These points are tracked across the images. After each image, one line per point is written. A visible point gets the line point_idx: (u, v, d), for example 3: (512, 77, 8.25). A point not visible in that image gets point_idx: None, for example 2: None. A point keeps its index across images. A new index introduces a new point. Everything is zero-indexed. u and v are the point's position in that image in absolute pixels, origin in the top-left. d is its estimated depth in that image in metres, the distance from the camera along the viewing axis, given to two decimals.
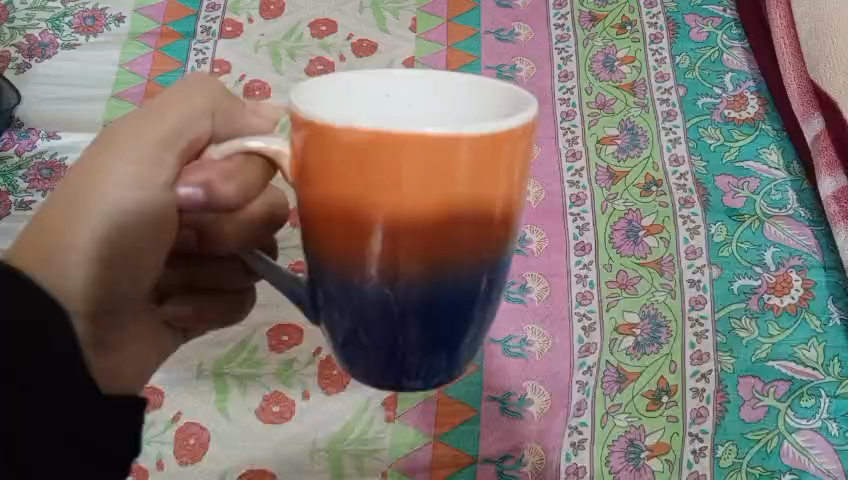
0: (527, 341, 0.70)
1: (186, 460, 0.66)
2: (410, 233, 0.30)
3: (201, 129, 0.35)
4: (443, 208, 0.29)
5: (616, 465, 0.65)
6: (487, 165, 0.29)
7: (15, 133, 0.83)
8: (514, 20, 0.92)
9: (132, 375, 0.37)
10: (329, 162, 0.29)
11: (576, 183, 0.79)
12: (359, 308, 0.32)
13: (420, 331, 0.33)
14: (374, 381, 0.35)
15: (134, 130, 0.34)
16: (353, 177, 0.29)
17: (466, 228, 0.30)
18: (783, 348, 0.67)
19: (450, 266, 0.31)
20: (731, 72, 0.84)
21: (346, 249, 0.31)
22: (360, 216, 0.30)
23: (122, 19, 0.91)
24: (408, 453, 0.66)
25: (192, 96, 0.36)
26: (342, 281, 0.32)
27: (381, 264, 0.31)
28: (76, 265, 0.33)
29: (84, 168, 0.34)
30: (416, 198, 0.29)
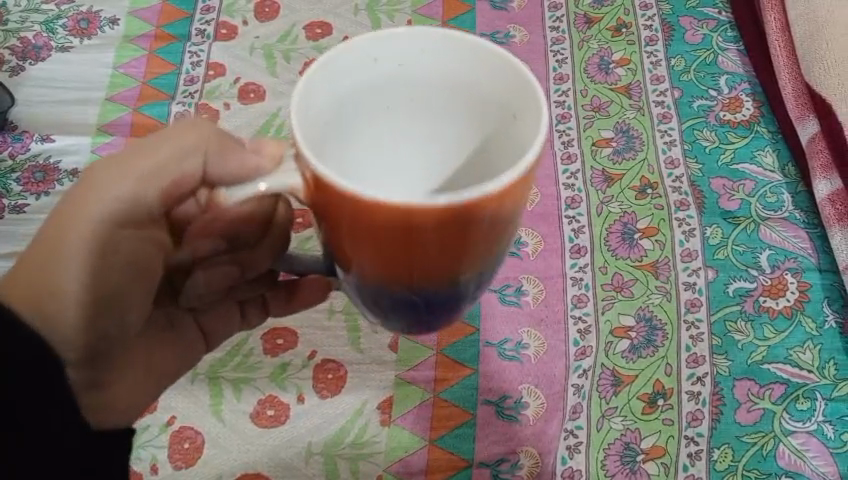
0: (522, 344, 0.70)
1: (181, 464, 0.65)
2: (422, 247, 0.32)
3: (190, 168, 0.41)
4: (456, 247, 0.32)
5: (611, 468, 0.64)
6: (498, 209, 0.32)
7: (8, 136, 0.82)
8: (508, 22, 0.91)
9: (121, 402, 0.47)
10: (349, 216, 0.32)
11: (572, 185, 0.79)
12: (374, 296, 0.36)
13: (435, 311, 0.37)
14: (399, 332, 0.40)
15: (119, 179, 0.41)
16: (374, 230, 0.32)
17: (471, 235, 0.32)
18: (779, 351, 0.68)
19: (461, 279, 0.35)
20: (726, 75, 0.84)
21: (368, 272, 0.34)
22: (373, 235, 0.32)
23: (116, 23, 0.91)
24: (403, 457, 0.65)
25: (180, 137, 0.42)
26: (360, 278, 0.35)
27: (396, 269, 0.33)
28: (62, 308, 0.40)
29: (64, 217, 0.41)
30: (432, 246, 0.32)
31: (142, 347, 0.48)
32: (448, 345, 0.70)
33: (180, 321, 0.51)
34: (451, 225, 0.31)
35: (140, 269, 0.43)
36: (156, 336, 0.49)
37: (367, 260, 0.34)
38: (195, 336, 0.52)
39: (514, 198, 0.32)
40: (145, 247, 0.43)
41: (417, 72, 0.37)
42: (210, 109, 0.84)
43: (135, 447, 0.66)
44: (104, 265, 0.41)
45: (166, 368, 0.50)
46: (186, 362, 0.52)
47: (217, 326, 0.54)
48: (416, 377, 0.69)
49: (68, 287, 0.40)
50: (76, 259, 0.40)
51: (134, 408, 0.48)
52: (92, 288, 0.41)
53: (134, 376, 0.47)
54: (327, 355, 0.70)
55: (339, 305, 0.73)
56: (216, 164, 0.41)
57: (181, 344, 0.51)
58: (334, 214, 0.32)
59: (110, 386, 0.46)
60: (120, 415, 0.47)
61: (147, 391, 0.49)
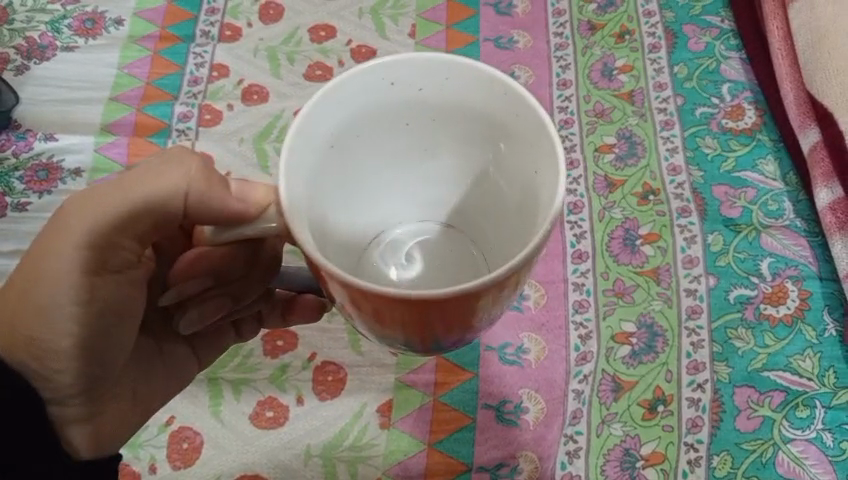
0: (523, 348, 0.70)
1: (179, 464, 0.65)
2: (430, 311, 0.36)
3: (171, 211, 0.42)
4: (458, 316, 0.37)
5: (611, 474, 0.65)
6: (499, 289, 0.36)
7: (12, 134, 0.83)
8: (513, 28, 0.91)
9: (110, 433, 0.48)
10: (362, 294, 0.36)
11: (574, 191, 0.79)
12: (385, 337, 0.40)
13: (436, 349, 0.41)
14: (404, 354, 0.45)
15: (91, 218, 0.41)
16: (385, 305, 0.36)
17: (474, 299, 0.36)
18: (779, 359, 0.68)
19: (460, 333, 0.39)
20: (728, 82, 0.84)
21: (376, 327, 0.38)
22: (383, 302, 0.36)
23: (121, 23, 0.91)
24: (402, 460, 0.65)
25: (161, 177, 0.42)
26: (371, 326, 0.39)
27: (406, 328, 0.38)
28: (43, 351, 0.43)
29: (40, 255, 0.42)
30: (437, 316, 0.36)
31: (128, 378, 0.49)
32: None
33: (172, 348, 0.53)
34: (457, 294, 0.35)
35: (118, 308, 0.45)
36: (145, 363, 0.51)
37: (377, 316, 0.37)
38: (187, 362, 0.54)
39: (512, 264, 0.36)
40: (123, 287, 0.44)
41: (433, 96, 0.41)
42: (212, 110, 0.84)
43: (135, 446, 0.66)
44: (82, 309, 0.43)
45: (153, 397, 0.51)
46: (177, 387, 0.54)
47: (208, 347, 0.55)
48: (416, 380, 0.68)
49: (46, 331, 0.42)
50: (57, 303, 0.42)
51: (122, 438, 0.50)
52: (73, 331, 0.43)
53: (117, 408, 0.49)
54: (327, 357, 0.70)
55: None
56: (196, 206, 0.41)
57: (172, 372, 0.52)
58: (345, 285, 0.36)
59: (96, 421, 0.47)
60: (109, 446, 0.49)
61: (136, 418, 0.50)
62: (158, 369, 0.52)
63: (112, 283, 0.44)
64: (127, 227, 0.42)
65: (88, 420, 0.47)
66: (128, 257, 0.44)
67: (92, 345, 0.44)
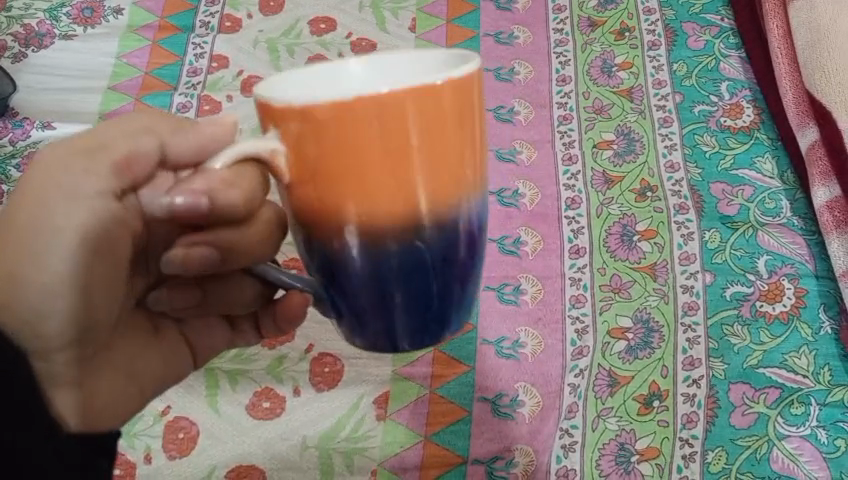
0: (520, 342, 0.70)
1: (175, 454, 0.65)
2: (409, 175, 0.34)
3: (148, 150, 0.37)
4: (422, 156, 0.34)
5: (606, 468, 0.65)
6: (455, 113, 0.34)
7: (9, 122, 0.82)
8: (513, 24, 0.91)
9: (108, 404, 0.39)
10: (322, 136, 0.33)
11: (572, 186, 0.79)
12: (359, 266, 0.36)
13: (434, 270, 0.37)
14: (405, 340, 0.39)
15: (75, 158, 0.35)
16: (344, 145, 0.33)
17: (448, 164, 0.35)
18: (774, 356, 0.68)
19: (437, 206, 0.35)
20: (727, 81, 0.84)
21: (353, 204, 0.35)
22: (353, 164, 0.33)
23: (120, 12, 0.91)
24: (399, 452, 0.65)
25: (130, 124, 0.37)
26: (349, 242, 0.36)
27: (377, 191, 0.34)
28: (39, 300, 0.35)
29: (24, 207, 0.35)
30: (401, 153, 0.33)
31: (122, 344, 0.41)
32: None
33: (166, 329, 0.44)
34: (430, 139, 0.34)
35: (103, 249, 0.36)
36: (138, 334, 0.43)
37: (354, 210, 0.35)
38: (183, 351, 0.45)
39: (465, 122, 0.35)
40: (115, 228, 0.36)
41: None
42: (212, 101, 0.84)
43: (130, 436, 0.66)
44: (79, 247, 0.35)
45: (152, 379, 0.43)
46: (177, 379, 0.46)
47: (207, 339, 0.46)
48: (413, 373, 0.69)
49: (41, 273, 0.35)
50: (52, 245, 0.35)
51: (121, 416, 0.41)
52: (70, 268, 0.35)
53: (112, 376, 0.40)
54: (324, 349, 0.70)
55: None
56: (173, 143, 0.37)
57: (170, 356, 0.44)
58: (301, 130, 0.33)
59: (90, 388, 0.38)
60: (112, 420, 0.40)
61: (133, 396, 0.41)
62: (153, 348, 0.43)
63: (94, 214, 0.35)
64: (97, 156, 0.35)
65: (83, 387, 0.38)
66: (109, 190, 0.36)
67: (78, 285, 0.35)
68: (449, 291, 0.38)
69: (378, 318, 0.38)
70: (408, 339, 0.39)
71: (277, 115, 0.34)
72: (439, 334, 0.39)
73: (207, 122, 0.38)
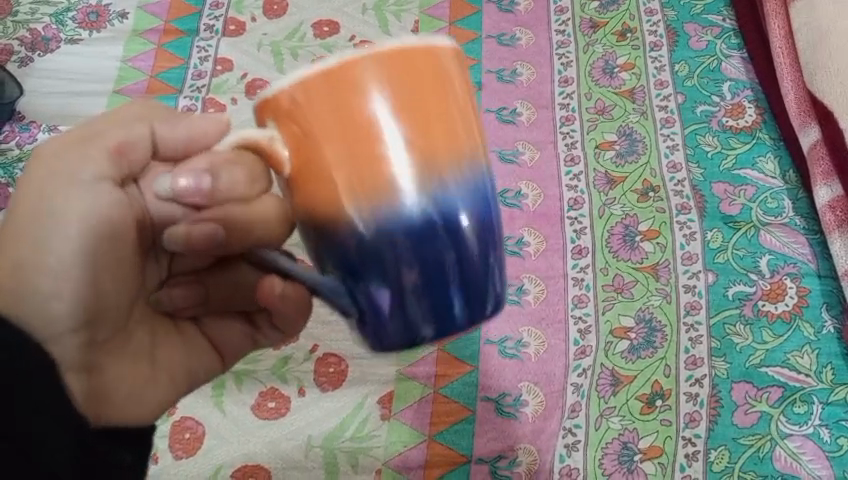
0: (523, 342, 0.71)
1: (180, 454, 0.66)
2: (405, 140, 0.34)
3: (139, 137, 0.38)
4: (410, 119, 0.34)
5: (609, 467, 0.65)
6: (437, 75, 0.34)
7: (16, 125, 0.83)
8: (515, 25, 0.92)
9: (126, 390, 0.41)
10: (308, 112, 0.34)
11: (575, 187, 0.80)
12: (371, 249, 0.35)
13: (446, 238, 0.36)
14: (429, 325, 0.37)
15: (72, 148, 0.37)
16: (331, 117, 0.34)
17: (440, 125, 0.34)
18: (777, 355, 0.68)
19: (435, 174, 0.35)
20: (729, 81, 0.84)
21: (350, 181, 0.34)
22: (343, 134, 0.34)
23: (125, 16, 0.92)
24: (403, 452, 0.66)
25: (124, 112, 0.39)
26: (354, 222, 0.35)
27: (372, 162, 0.34)
28: (47, 287, 0.37)
29: (29, 197, 0.37)
30: (387, 119, 0.34)
31: (140, 334, 0.43)
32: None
33: (185, 324, 0.46)
34: (412, 98, 0.34)
35: (106, 232, 0.38)
36: (157, 325, 0.44)
37: (353, 185, 0.34)
38: (204, 347, 0.46)
39: (452, 88, 0.35)
40: (115, 211, 0.38)
41: None
42: (216, 104, 0.84)
43: None
44: (82, 231, 0.37)
45: (177, 368, 0.45)
46: (204, 378, 0.47)
47: (225, 335, 0.47)
48: (416, 372, 0.69)
49: (46, 259, 0.37)
50: (56, 233, 0.37)
51: (153, 408, 0.43)
52: (75, 253, 0.37)
53: (132, 367, 0.42)
54: (328, 349, 0.70)
55: None
56: (167, 130, 0.39)
57: (192, 347, 0.46)
58: (290, 111, 0.34)
59: (103, 378, 0.40)
60: (141, 411, 0.42)
61: (155, 378, 0.43)
62: (173, 336, 0.45)
63: (93, 197, 0.37)
64: (90, 143, 0.37)
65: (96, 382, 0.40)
66: (106, 175, 0.38)
67: (82, 268, 0.38)
68: (466, 262, 0.36)
69: (395, 310, 0.37)
70: (432, 323, 0.37)
71: (269, 105, 0.35)
72: (466, 315, 0.37)
73: (200, 116, 0.40)
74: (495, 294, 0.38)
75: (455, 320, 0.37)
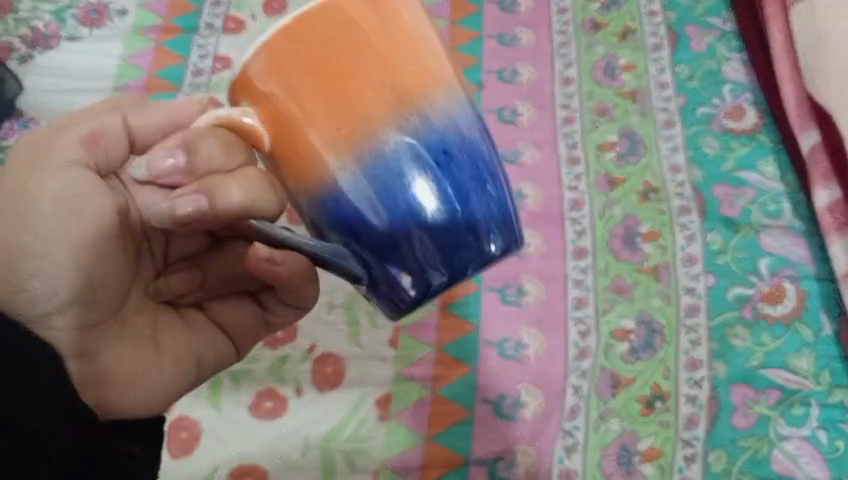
0: (522, 343, 0.70)
1: (178, 453, 0.65)
2: (372, 79, 0.36)
3: (112, 122, 0.40)
4: (371, 59, 0.36)
5: (608, 469, 0.65)
6: (390, 17, 0.36)
7: (15, 122, 0.83)
8: (516, 26, 0.91)
9: (126, 375, 0.45)
10: (279, 75, 0.37)
11: (575, 188, 0.79)
12: (366, 200, 0.37)
13: (433, 171, 0.37)
14: (433, 260, 0.38)
15: (52, 139, 0.40)
16: (299, 73, 0.36)
17: (403, 67, 0.36)
18: (776, 357, 0.68)
19: (406, 110, 0.36)
20: (730, 83, 0.84)
21: (327, 129, 0.36)
22: (313, 88, 0.36)
23: (125, 13, 0.91)
24: (401, 453, 0.66)
25: (101, 105, 0.42)
26: (337, 177, 0.37)
27: (344, 107, 0.36)
28: (35, 268, 0.40)
29: (18, 184, 0.40)
30: (348, 65, 0.36)
31: (140, 321, 0.46)
32: (454, 302, 0.72)
33: (189, 310, 0.49)
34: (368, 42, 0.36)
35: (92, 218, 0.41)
36: (159, 312, 0.48)
37: (328, 138, 0.36)
38: (210, 333, 0.49)
39: (408, 27, 0.36)
40: (97, 196, 0.41)
41: None
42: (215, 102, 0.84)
43: None
44: (70, 216, 0.41)
45: (181, 351, 0.47)
46: (215, 367, 0.50)
47: (231, 317, 0.50)
48: (416, 373, 0.69)
49: (36, 245, 0.40)
50: (46, 219, 0.40)
51: (161, 390, 0.46)
52: (64, 236, 0.41)
53: (134, 351, 0.45)
54: (327, 349, 0.70)
55: (339, 299, 0.72)
56: (138, 115, 0.41)
57: (197, 331, 0.49)
58: (262, 80, 0.37)
59: (102, 365, 0.44)
60: (140, 394, 0.45)
61: (156, 363, 0.46)
62: (176, 322, 0.48)
63: (74, 183, 0.40)
64: (69, 132, 0.40)
65: (100, 368, 0.44)
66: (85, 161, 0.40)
67: (62, 248, 0.41)
68: (457, 192, 0.37)
69: (397, 251, 0.38)
70: (436, 258, 0.38)
71: (245, 83, 0.38)
72: (471, 245, 0.38)
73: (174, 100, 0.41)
74: (499, 224, 0.38)
75: (459, 254, 0.38)
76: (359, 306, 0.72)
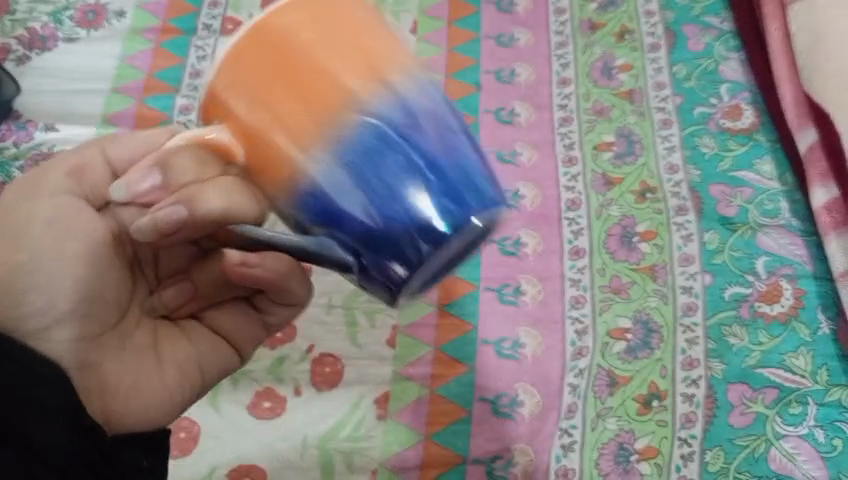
0: (519, 343, 0.71)
1: (177, 453, 0.66)
2: (325, 63, 0.35)
3: (89, 159, 0.43)
4: (321, 44, 0.35)
5: (605, 468, 0.65)
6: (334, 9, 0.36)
7: (13, 124, 0.83)
8: (514, 26, 0.92)
9: (130, 386, 0.45)
10: (239, 83, 0.36)
11: (573, 188, 0.80)
12: (339, 183, 0.35)
13: (403, 144, 0.35)
14: (418, 234, 0.35)
15: (38, 178, 0.43)
16: (257, 75, 0.36)
17: (356, 48, 0.35)
18: (773, 356, 0.68)
19: (363, 89, 0.35)
20: (727, 83, 0.84)
21: (291, 121, 0.35)
22: (270, 87, 0.35)
23: (123, 15, 0.91)
24: (399, 452, 0.66)
25: (78, 147, 0.44)
26: (307, 169, 0.35)
27: (301, 95, 0.35)
28: (36, 282, 0.42)
29: (11, 214, 0.42)
30: (299, 55, 0.35)
31: (142, 334, 0.47)
32: (451, 301, 0.72)
33: (188, 322, 0.49)
34: (314, 36, 0.35)
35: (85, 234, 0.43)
36: (159, 324, 0.48)
37: (293, 134, 0.35)
38: (211, 339, 0.49)
39: (354, 15, 0.36)
40: (91, 218, 0.43)
41: None
42: None
43: None
44: (66, 235, 0.42)
45: (185, 360, 0.48)
46: (218, 374, 0.50)
47: (226, 321, 0.50)
48: (414, 373, 0.69)
49: (38, 260, 0.42)
50: (42, 238, 0.42)
51: (166, 403, 0.46)
52: (64, 251, 0.42)
53: (137, 364, 0.46)
54: (325, 349, 0.70)
55: (337, 299, 0.72)
56: (113, 147, 0.43)
57: (199, 340, 0.49)
58: (225, 96, 0.37)
59: (106, 378, 0.45)
60: (145, 404, 0.46)
61: (160, 373, 0.47)
62: (175, 334, 0.48)
63: (63, 209, 0.42)
64: (53, 171, 0.43)
65: (103, 382, 0.44)
66: (72, 191, 0.43)
67: (60, 267, 0.42)
68: (431, 161, 0.35)
69: (379, 233, 0.35)
70: (420, 231, 0.35)
71: (212, 108, 0.38)
72: (455, 210, 0.35)
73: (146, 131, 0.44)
74: (483, 186, 0.36)
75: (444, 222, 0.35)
76: (358, 307, 0.72)
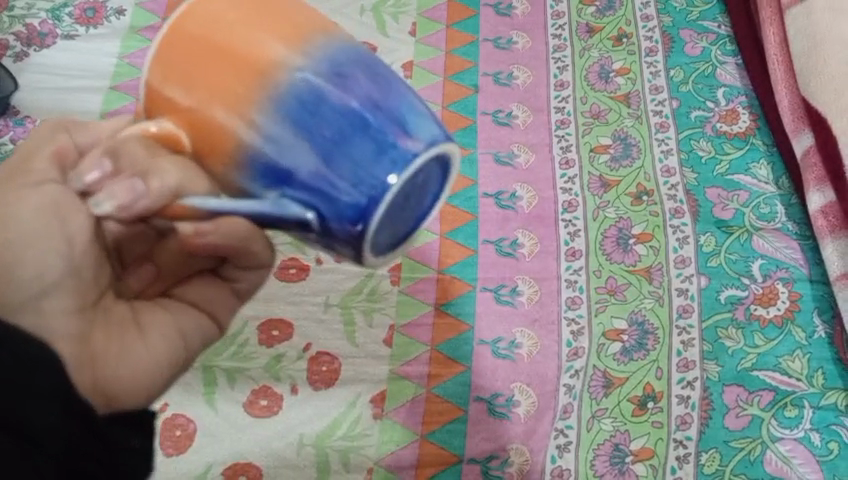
0: (516, 343, 0.71)
1: (171, 451, 0.65)
2: (246, 31, 0.33)
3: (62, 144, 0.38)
4: (240, 14, 0.34)
5: (600, 468, 0.65)
6: None
7: (10, 120, 0.83)
8: (512, 29, 0.92)
9: (119, 362, 0.39)
10: (168, 73, 0.35)
11: (569, 189, 0.80)
12: (282, 140, 0.33)
13: (340, 91, 0.33)
14: (368, 181, 0.32)
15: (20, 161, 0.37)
16: (183, 61, 0.34)
17: (276, 12, 0.34)
18: (768, 359, 0.68)
19: (289, 49, 0.33)
20: (724, 87, 0.85)
21: (226, 98, 0.33)
22: (198, 69, 0.34)
23: (122, 13, 0.92)
24: (395, 450, 0.66)
25: (40, 130, 0.39)
26: (250, 138, 0.33)
27: (229, 68, 0.33)
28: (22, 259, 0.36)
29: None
30: (220, 29, 0.34)
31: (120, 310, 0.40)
32: (448, 301, 0.73)
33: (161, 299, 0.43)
34: (233, 9, 0.34)
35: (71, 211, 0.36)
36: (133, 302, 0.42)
37: (234, 109, 0.33)
38: (188, 311, 0.43)
39: None
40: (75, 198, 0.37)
41: None
42: None
43: None
44: (52, 213, 0.36)
45: (168, 333, 0.41)
46: (202, 346, 0.44)
47: (198, 292, 0.43)
48: (410, 372, 0.69)
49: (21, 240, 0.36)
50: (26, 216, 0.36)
51: (155, 378, 0.40)
52: (51, 228, 0.36)
53: (120, 337, 0.39)
54: (322, 348, 0.70)
55: (335, 298, 0.73)
56: (83, 133, 0.38)
57: (177, 315, 0.42)
58: (156, 89, 0.35)
59: (94, 352, 0.38)
60: (139, 381, 0.39)
61: (149, 346, 0.40)
62: (152, 310, 0.42)
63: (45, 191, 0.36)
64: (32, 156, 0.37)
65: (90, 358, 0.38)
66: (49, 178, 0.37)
67: (49, 244, 0.36)
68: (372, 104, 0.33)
69: (329, 187, 0.33)
70: (370, 178, 0.32)
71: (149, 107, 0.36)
72: (403, 152, 0.32)
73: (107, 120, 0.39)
74: (429, 126, 0.33)
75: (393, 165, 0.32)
76: (355, 306, 0.72)
